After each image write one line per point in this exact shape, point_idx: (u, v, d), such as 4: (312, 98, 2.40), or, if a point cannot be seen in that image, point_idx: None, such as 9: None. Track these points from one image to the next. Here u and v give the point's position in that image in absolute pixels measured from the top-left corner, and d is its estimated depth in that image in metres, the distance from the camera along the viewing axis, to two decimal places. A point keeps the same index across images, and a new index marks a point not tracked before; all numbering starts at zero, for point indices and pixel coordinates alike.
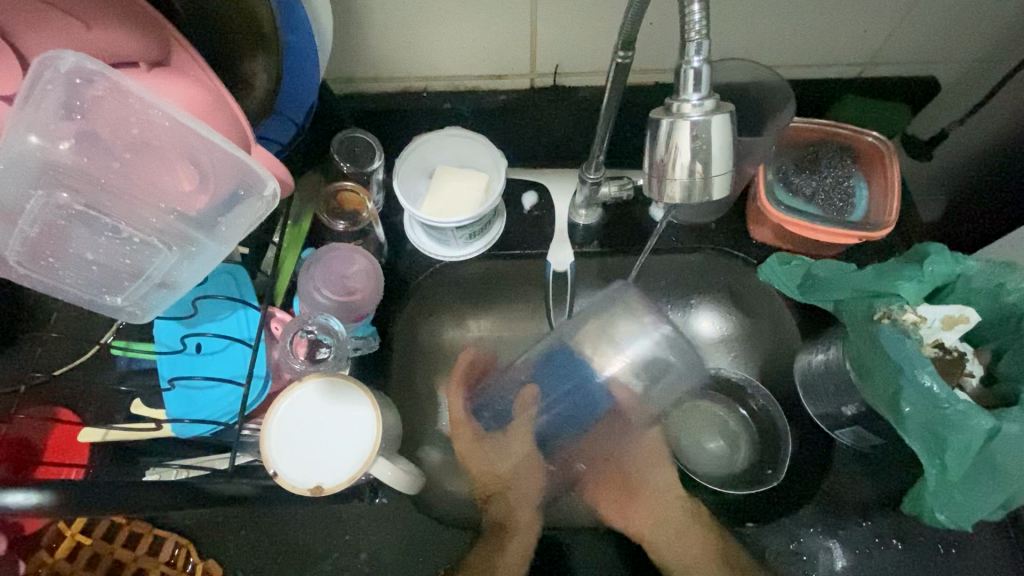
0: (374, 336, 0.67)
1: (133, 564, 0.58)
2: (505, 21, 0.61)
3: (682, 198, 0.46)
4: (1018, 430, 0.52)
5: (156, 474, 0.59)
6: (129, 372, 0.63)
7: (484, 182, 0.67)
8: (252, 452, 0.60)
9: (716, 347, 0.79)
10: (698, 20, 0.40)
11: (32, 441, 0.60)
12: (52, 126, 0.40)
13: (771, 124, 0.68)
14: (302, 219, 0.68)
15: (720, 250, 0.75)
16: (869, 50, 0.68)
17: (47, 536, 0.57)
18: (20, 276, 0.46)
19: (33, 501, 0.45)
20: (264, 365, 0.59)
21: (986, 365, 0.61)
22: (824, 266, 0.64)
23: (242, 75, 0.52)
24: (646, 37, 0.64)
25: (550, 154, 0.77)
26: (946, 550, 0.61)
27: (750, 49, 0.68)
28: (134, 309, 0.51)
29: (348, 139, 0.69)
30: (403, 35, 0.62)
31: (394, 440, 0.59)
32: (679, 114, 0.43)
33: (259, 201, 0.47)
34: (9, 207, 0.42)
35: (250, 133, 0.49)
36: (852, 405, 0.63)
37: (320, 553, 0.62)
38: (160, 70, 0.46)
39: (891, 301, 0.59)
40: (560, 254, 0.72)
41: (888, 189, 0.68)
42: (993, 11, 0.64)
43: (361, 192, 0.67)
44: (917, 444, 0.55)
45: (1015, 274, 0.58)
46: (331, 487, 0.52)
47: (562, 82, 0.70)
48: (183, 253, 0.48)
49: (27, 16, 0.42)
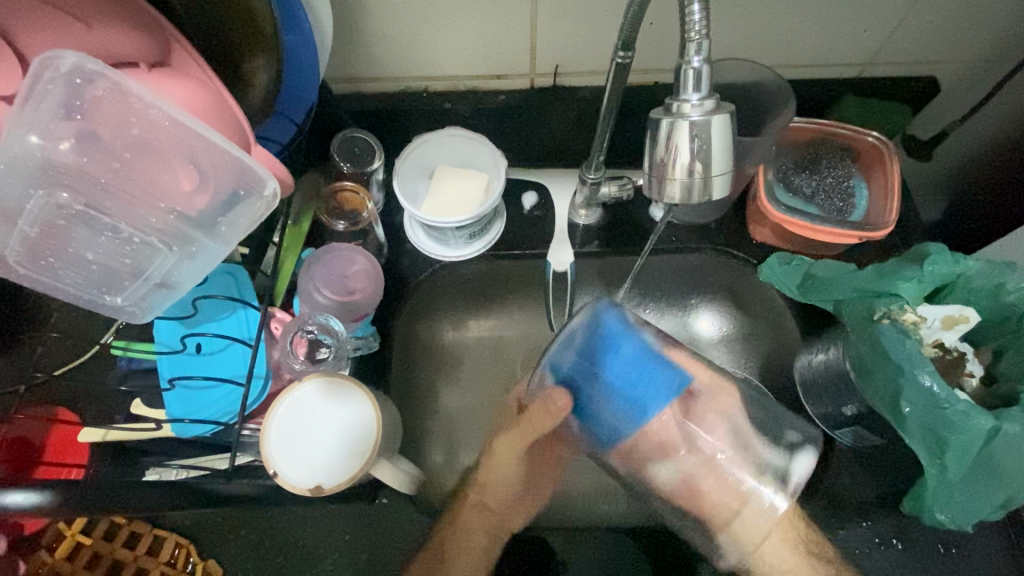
0: (374, 336, 0.67)
1: (134, 563, 0.58)
2: (505, 21, 0.61)
3: (682, 198, 0.46)
4: (1018, 430, 0.52)
5: (156, 475, 0.59)
6: (128, 372, 0.62)
7: (484, 182, 0.67)
8: (253, 452, 0.59)
9: (718, 346, 0.79)
10: (698, 20, 0.40)
11: (32, 441, 0.59)
12: (52, 126, 0.40)
13: (771, 124, 0.66)
14: (302, 220, 0.66)
15: (720, 250, 0.74)
16: (869, 49, 0.68)
17: (46, 536, 0.57)
18: (20, 276, 0.46)
19: (33, 501, 0.45)
20: (264, 366, 0.60)
21: (986, 365, 0.61)
22: (824, 266, 0.64)
23: (243, 75, 0.52)
24: (646, 36, 0.64)
25: (551, 154, 0.77)
26: (946, 550, 0.61)
27: (749, 49, 0.68)
28: (134, 309, 0.51)
29: (347, 139, 0.69)
30: (403, 35, 0.62)
31: (394, 440, 0.59)
32: (679, 114, 0.43)
33: (259, 201, 0.47)
34: (9, 208, 0.42)
35: (250, 133, 0.50)
36: (852, 405, 0.63)
37: (319, 554, 0.62)
38: (160, 70, 0.45)
39: (891, 301, 0.59)
40: (560, 255, 0.72)
41: (888, 189, 0.68)
42: (993, 11, 0.64)
43: (361, 192, 0.68)
44: (918, 445, 0.55)
45: (1015, 274, 0.58)
46: (331, 487, 0.52)
47: (562, 82, 0.70)
48: (183, 253, 0.48)
49: (25, 15, 0.41)
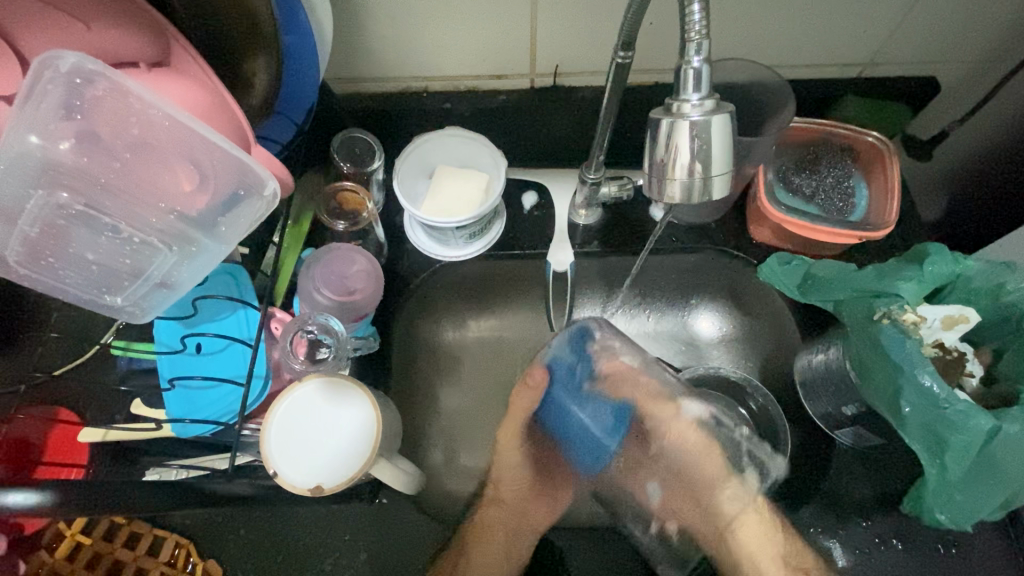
0: (374, 336, 0.67)
1: (134, 563, 0.58)
2: (505, 21, 0.61)
3: (682, 199, 0.46)
4: (1018, 430, 0.52)
5: (156, 474, 0.59)
6: (128, 372, 0.62)
7: (484, 182, 0.67)
8: (253, 452, 0.60)
9: (717, 347, 0.79)
10: (698, 20, 0.40)
11: (31, 440, 0.60)
12: (52, 125, 0.40)
13: (771, 124, 0.67)
14: (302, 220, 0.67)
15: (719, 250, 0.75)
16: (869, 49, 0.68)
17: (47, 535, 0.57)
18: (21, 276, 0.46)
19: (33, 501, 0.45)
20: (264, 366, 0.59)
21: (986, 365, 0.61)
22: (824, 266, 0.64)
23: (243, 75, 0.52)
24: (646, 37, 0.64)
25: (551, 154, 0.77)
26: (946, 549, 0.61)
27: (749, 50, 0.68)
28: (134, 309, 0.51)
29: (347, 139, 0.69)
30: (403, 35, 0.62)
31: (394, 440, 0.59)
32: (679, 114, 0.43)
33: (259, 201, 0.47)
34: (9, 207, 0.42)
35: (250, 133, 0.49)
36: (852, 404, 0.63)
37: (319, 554, 0.62)
38: (160, 70, 0.46)
39: (890, 301, 0.59)
40: (560, 255, 0.72)
41: (888, 189, 0.68)
42: (993, 11, 0.64)
43: (360, 192, 0.68)
44: (917, 445, 0.55)
45: (1015, 274, 0.58)
46: (331, 487, 0.52)
47: (562, 82, 0.70)
48: (183, 253, 0.48)
49: (25, 15, 0.41)
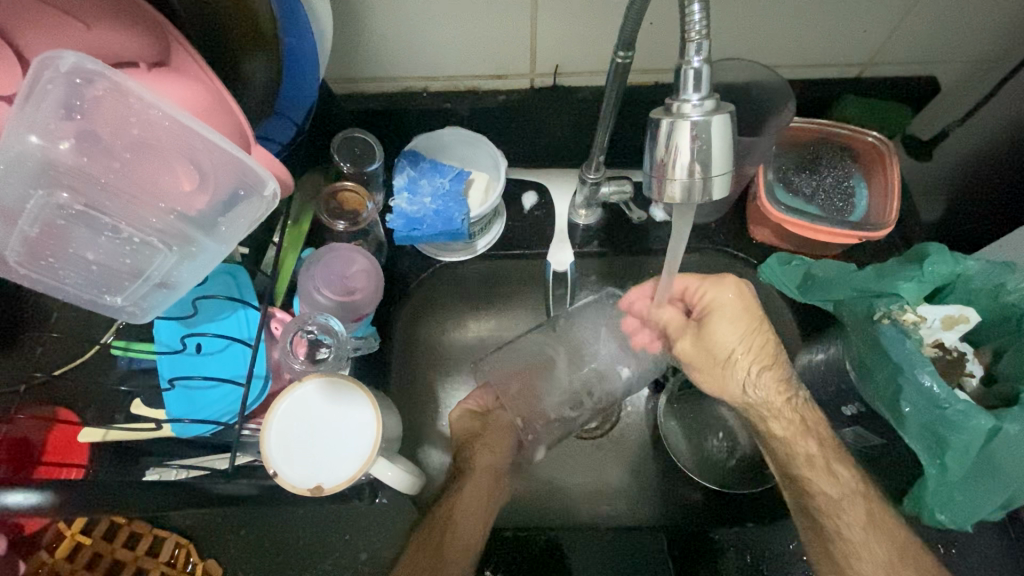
0: (374, 336, 0.67)
1: (134, 563, 0.58)
2: (505, 21, 0.61)
3: (682, 198, 0.46)
4: (1018, 430, 0.52)
5: (157, 475, 0.59)
6: (128, 372, 0.63)
7: (484, 183, 0.70)
8: (253, 452, 0.60)
9: None
10: (698, 20, 0.41)
11: (31, 440, 0.59)
12: (52, 125, 0.40)
13: (771, 123, 0.67)
14: (302, 220, 0.67)
15: (720, 250, 0.75)
16: (869, 49, 0.68)
17: (46, 536, 0.57)
18: (20, 276, 0.46)
19: (34, 501, 0.45)
20: (264, 366, 0.59)
21: (986, 365, 0.61)
22: (824, 266, 0.65)
23: (243, 75, 0.51)
24: (646, 37, 0.64)
25: (551, 154, 0.78)
26: (946, 550, 0.61)
27: (751, 50, 0.68)
28: (134, 309, 0.51)
29: (347, 139, 0.68)
30: (401, 35, 0.62)
31: (394, 440, 0.59)
32: (679, 114, 0.43)
33: (259, 201, 0.48)
34: (9, 207, 0.42)
35: (250, 133, 0.50)
36: (852, 405, 0.65)
37: (321, 553, 0.62)
38: (161, 70, 0.46)
39: (891, 301, 0.59)
40: (560, 255, 0.72)
41: (888, 190, 0.68)
42: (994, 11, 0.64)
43: (360, 192, 0.67)
44: (918, 444, 0.55)
45: (1016, 273, 0.58)
46: (331, 487, 0.52)
47: (562, 82, 0.70)
48: (183, 253, 0.48)
49: (26, 14, 0.41)
